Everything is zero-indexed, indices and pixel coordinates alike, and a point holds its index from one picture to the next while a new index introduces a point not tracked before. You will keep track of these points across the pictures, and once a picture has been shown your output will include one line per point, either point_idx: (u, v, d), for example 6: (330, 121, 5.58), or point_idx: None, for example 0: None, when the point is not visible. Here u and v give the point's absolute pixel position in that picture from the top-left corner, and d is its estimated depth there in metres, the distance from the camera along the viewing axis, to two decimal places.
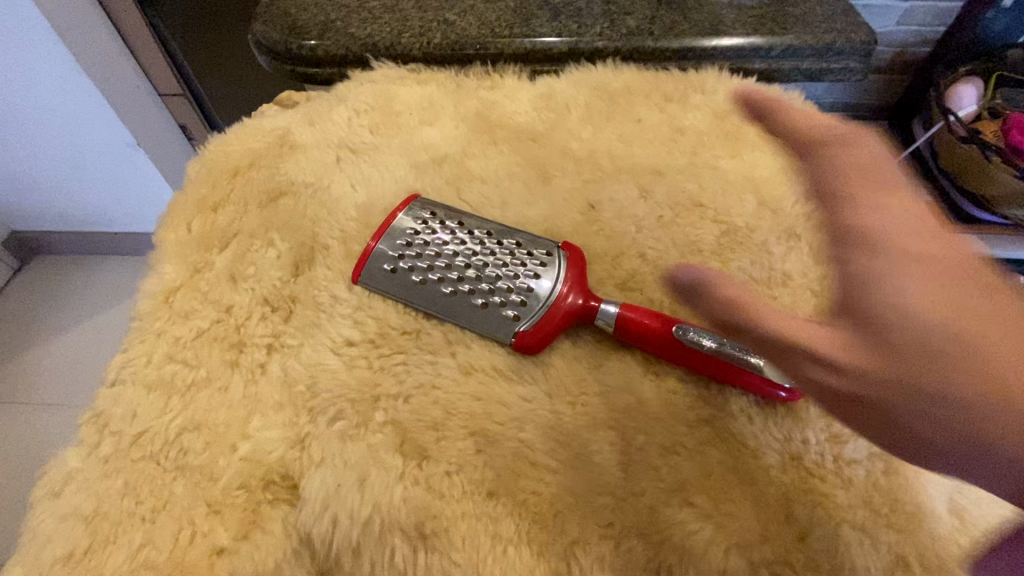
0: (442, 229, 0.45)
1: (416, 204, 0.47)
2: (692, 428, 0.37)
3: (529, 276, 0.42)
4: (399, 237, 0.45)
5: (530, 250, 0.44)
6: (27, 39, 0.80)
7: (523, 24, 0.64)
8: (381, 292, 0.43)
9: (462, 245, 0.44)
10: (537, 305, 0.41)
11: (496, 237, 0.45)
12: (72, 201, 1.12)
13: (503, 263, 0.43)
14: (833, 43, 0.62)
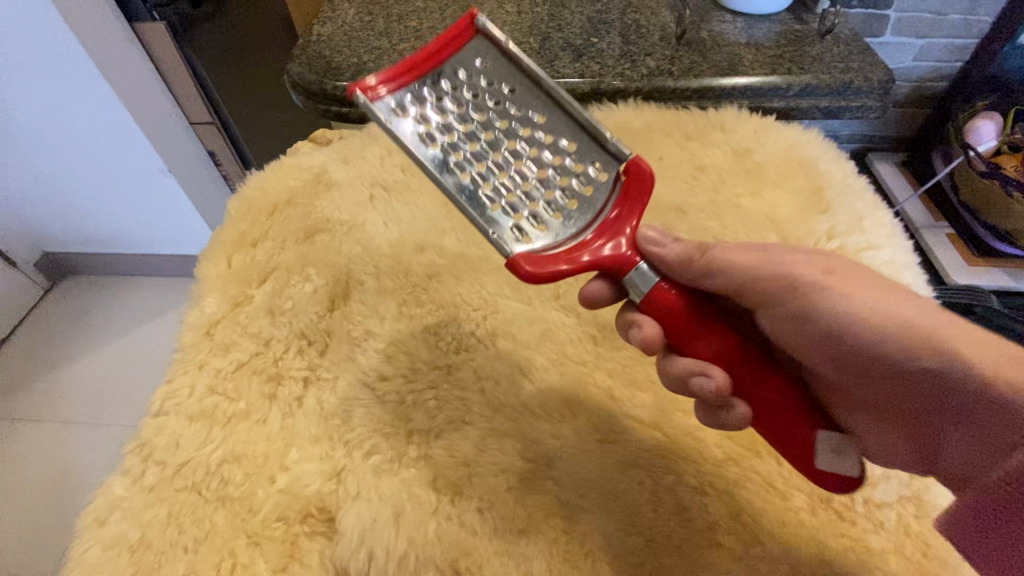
0: (453, 121, 0.36)
1: (378, 100, 0.33)
2: (720, 468, 0.37)
3: (536, 211, 0.35)
4: (449, 75, 0.36)
5: (502, 209, 0.34)
6: (70, 70, 0.84)
7: (546, 65, 0.67)
8: (503, 38, 0.35)
9: (474, 146, 0.36)
10: (600, 196, 0.36)
11: (463, 181, 0.34)
12: (105, 225, 1.16)
13: (514, 183, 0.35)
14: (850, 82, 0.63)
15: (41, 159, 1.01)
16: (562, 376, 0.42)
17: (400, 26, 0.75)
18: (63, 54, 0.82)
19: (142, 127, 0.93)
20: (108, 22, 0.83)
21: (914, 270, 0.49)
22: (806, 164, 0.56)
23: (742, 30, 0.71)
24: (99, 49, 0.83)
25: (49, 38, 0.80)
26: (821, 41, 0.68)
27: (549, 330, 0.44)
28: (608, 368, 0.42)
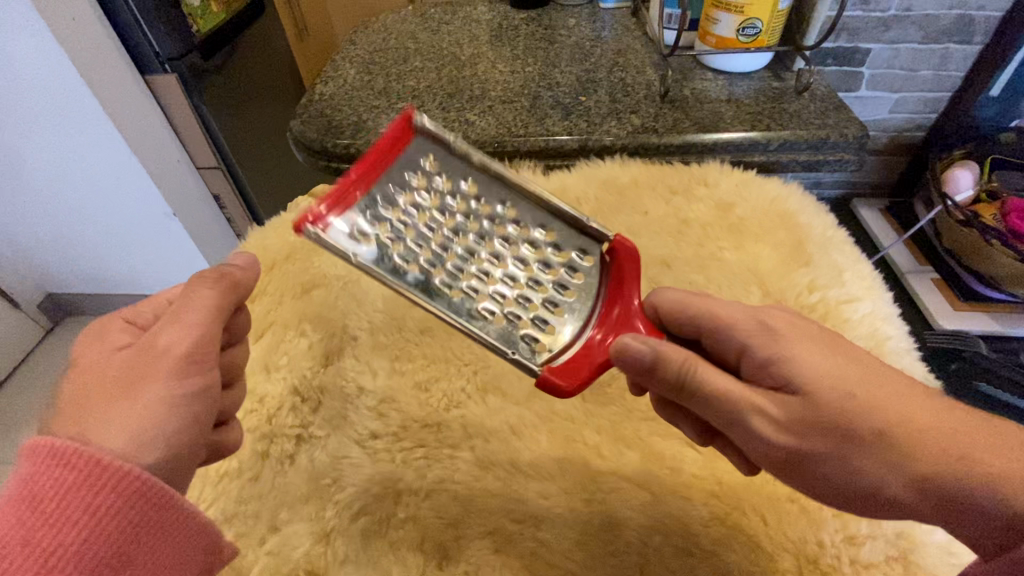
0: (438, 211, 0.35)
1: (414, 144, 0.35)
2: (707, 527, 0.37)
3: (533, 277, 0.36)
4: (392, 190, 0.34)
5: (536, 236, 0.36)
6: (82, 120, 0.88)
7: (536, 123, 0.70)
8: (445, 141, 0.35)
9: (444, 266, 0.35)
10: (592, 281, 0.36)
11: (502, 201, 0.36)
12: (108, 267, 1.19)
13: (520, 264, 0.36)
14: (827, 138, 0.67)
15: (51, 204, 1.05)
16: (550, 433, 0.42)
17: (398, 85, 0.79)
18: (76, 107, 0.86)
19: (150, 172, 0.96)
20: (122, 74, 0.87)
21: (895, 321, 0.52)
22: (786, 216, 0.58)
23: (723, 87, 0.74)
24: (111, 99, 0.87)
25: (58, 85, 0.84)
26: (799, 97, 0.72)
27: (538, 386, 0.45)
28: (597, 425, 0.43)
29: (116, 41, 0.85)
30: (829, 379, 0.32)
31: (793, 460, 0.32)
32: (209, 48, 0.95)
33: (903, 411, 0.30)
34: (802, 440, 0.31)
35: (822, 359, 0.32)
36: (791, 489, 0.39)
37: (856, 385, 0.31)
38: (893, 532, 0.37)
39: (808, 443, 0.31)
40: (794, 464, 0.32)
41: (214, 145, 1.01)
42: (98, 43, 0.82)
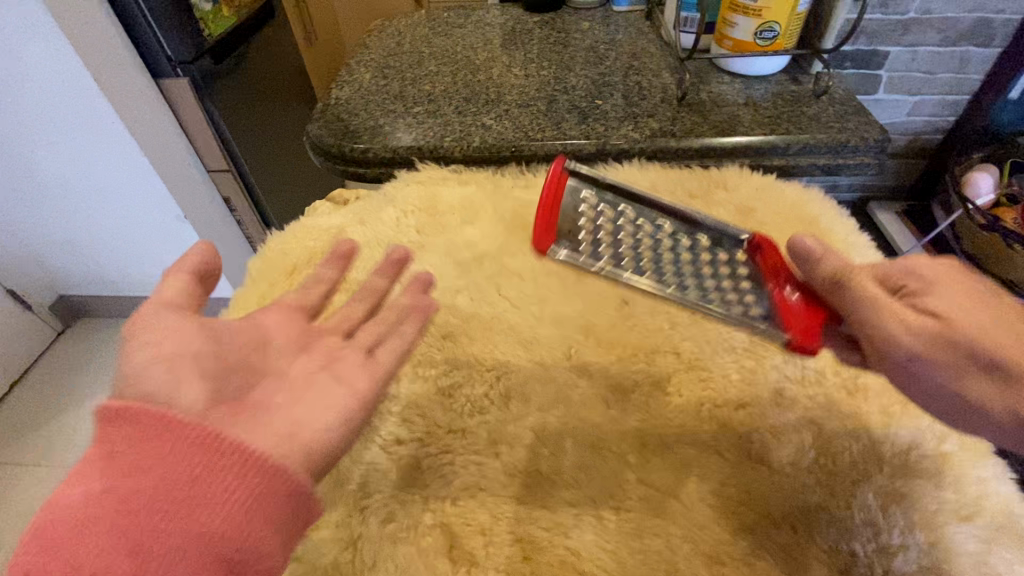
0: (618, 231, 0.40)
1: (571, 187, 0.40)
2: (736, 536, 0.37)
3: (722, 273, 0.40)
4: (579, 223, 0.39)
5: (702, 238, 0.41)
6: (93, 122, 0.89)
7: (553, 127, 0.70)
8: (596, 177, 0.40)
9: (654, 276, 0.38)
10: (750, 268, 0.41)
11: (657, 214, 0.41)
12: (119, 269, 1.20)
13: (693, 249, 0.41)
14: (847, 142, 0.66)
15: (63, 207, 1.06)
16: (575, 439, 0.42)
17: (414, 89, 0.79)
18: (88, 109, 0.87)
19: (159, 173, 0.96)
20: (133, 78, 0.88)
21: None
22: (807, 221, 0.58)
23: (740, 90, 0.74)
24: (122, 100, 0.87)
25: (72, 89, 0.84)
26: (817, 101, 0.71)
27: (561, 392, 0.45)
28: (622, 431, 0.43)
29: (128, 46, 0.85)
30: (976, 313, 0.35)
31: (911, 364, 0.35)
32: (219, 51, 0.95)
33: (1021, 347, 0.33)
34: (935, 349, 0.34)
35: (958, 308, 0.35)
36: (821, 497, 0.39)
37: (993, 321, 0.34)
38: (927, 542, 0.36)
39: (937, 354, 0.34)
40: (903, 366, 0.35)
41: (225, 149, 1.01)
42: (109, 45, 0.82)
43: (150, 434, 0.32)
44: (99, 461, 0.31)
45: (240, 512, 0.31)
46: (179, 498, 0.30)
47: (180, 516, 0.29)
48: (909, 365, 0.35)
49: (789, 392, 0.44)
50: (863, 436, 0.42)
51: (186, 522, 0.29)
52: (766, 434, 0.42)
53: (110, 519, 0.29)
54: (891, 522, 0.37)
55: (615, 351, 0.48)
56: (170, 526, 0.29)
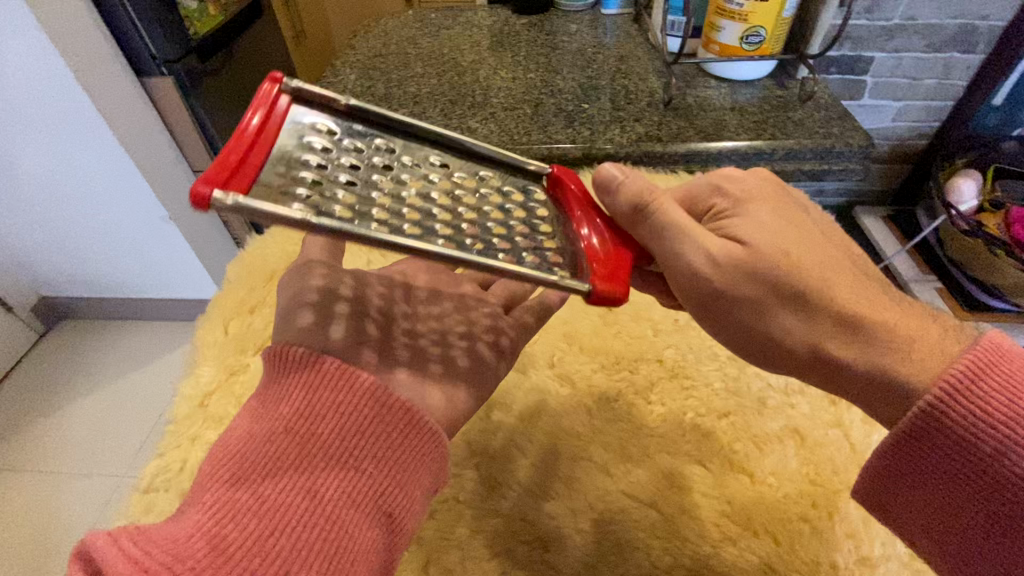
0: (358, 170, 0.31)
1: (290, 120, 0.29)
2: (717, 549, 0.37)
3: (489, 224, 0.34)
4: (297, 154, 0.28)
5: (464, 181, 0.34)
6: (76, 121, 0.86)
7: (539, 131, 0.70)
8: (326, 96, 0.30)
9: (414, 228, 0.30)
10: (542, 217, 0.36)
11: (416, 151, 0.33)
12: (101, 271, 1.17)
13: (468, 194, 0.34)
14: (832, 147, 0.66)
15: (42, 208, 1.03)
16: (556, 450, 0.41)
17: (398, 91, 0.78)
18: (70, 108, 0.85)
19: (144, 173, 0.94)
20: (116, 77, 0.86)
21: None
22: None
23: (726, 94, 0.74)
24: (104, 99, 0.85)
25: (54, 87, 0.82)
26: (803, 106, 0.71)
27: (542, 401, 0.44)
28: (604, 442, 0.42)
29: (112, 46, 0.84)
30: (778, 236, 0.34)
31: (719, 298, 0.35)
32: (205, 52, 0.94)
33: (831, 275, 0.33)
34: (734, 281, 0.34)
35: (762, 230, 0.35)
36: (803, 508, 0.38)
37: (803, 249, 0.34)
38: (908, 554, 0.36)
39: (737, 286, 0.34)
40: (711, 302, 0.35)
41: (213, 150, 1.00)
42: (92, 43, 0.81)
43: (325, 386, 0.34)
44: (275, 405, 0.34)
45: (399, 472, 0.33)
46: (351, 449, 0.32)
47: (344, 464, 0.32)
48: (722, 303, 0.35)
49: (772, 401, 0.44)
50: (845, 445, 0.41)
51: (354, 473, 0.32)
52: (748, 444, 0.42)
53: (293, 460, 0.31)
54: (872, 534, 0.37)
55: (598, 359, 0.47)
56: (342, 474, 0.32)
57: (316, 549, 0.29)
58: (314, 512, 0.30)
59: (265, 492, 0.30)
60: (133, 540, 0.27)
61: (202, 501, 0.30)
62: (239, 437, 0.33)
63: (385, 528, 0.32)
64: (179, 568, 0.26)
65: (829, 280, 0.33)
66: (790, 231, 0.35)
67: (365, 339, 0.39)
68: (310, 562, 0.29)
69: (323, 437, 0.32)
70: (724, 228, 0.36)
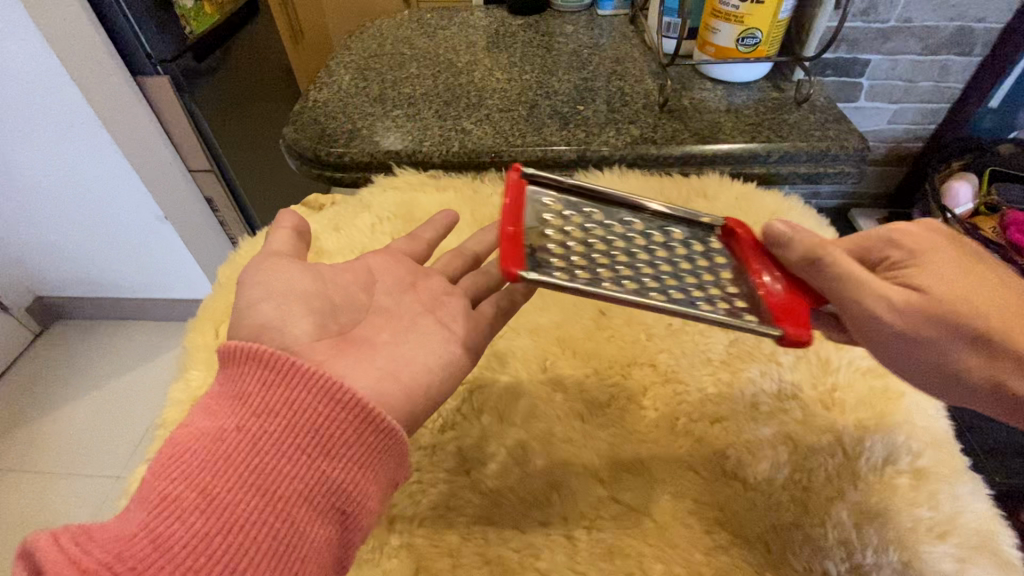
0: (583, 235, 0.38)
1: (530, 201, 0.38)
2: (709, 556, 0.37)
3: (694, 270, 0.39)
4: (539, 231, 0.36)
5: (671, 237, 0.40)
6: (71, 120, 0.86)
7: (534, 132, 0.69)
8: (550, 183, 0.39)
9: (636, 279, 0.36)
10: (725, 260, 0.40)
11: (618, 215, 0.40)
12: (96, 271, 1.17)
13: (670, 247, 0.40)
14: (827, 150, 0.66)
15: (38, 208, 1.03)
16: (547, 456, 0.41)
17: (393, 92, 0.78)
18: (65, 107, 0.84)
19: (140, 174, 0.94)
20: (111, 77, 0.85)
21: None
22: None
23: (722, 97, 0.74)
24: (99, 98, 0.84)
25: (49, 86, 0.82)
26: (798, 108, 0.71)
27: (534, 407, 0.44)
28: (595, 448, 0.42)
29: (109, 46, 0.83)
30: (953, 283, 0.36)
31: (894, 338, 0.36)
32: (201, 51, 0.93)
33: (1014, 323, 0.34)
34: (919, 325, 0.35)
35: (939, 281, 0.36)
36: (795, 515, 0.38)
37: (979, 295, 0.35)
38: (900, 561, 0.36)
39: (920, 327, 0.35)
40: (891, 343, 0.36)
41: (207, 151, 0.99)
42: (87, 42, 0.80)
43: (281, 381, 0.33)
44: (231, 402, 0.33)
45: (358, 470, 0.33)
46: (306, 447, 0.32)
47: (301, 459, 0.31)
48: (897, 343, 0.36)
49: (764, 406, 0.44)
50: (838, 451, 0.41)
51: (309, 471, 0.31)
52: (740, 450, 0.41)
53: (246, 454, 0.30)
54: (864, 541, 0.37)
55: (591, 363, 0.47)
56: (296, 470, 0.31)
57: (267, 549, 0.29)
58: (268, 513, 0.29)
59: (212, 489, 0.29)
60: (74, 542, 0.26)
61: (145, 499, 0.29)
62: (187, 431, 0.32)
63: (340, 524, 0.32)
64: (121, 570, 0.26)
65: (1008, 327, 0.34)
66: (971, 279, 0.36)
67: (354, 343, 0.39)
68: (260, 562, 0.28)
69: (276, 434, 0.31)
70: (901, 276, 0.38)
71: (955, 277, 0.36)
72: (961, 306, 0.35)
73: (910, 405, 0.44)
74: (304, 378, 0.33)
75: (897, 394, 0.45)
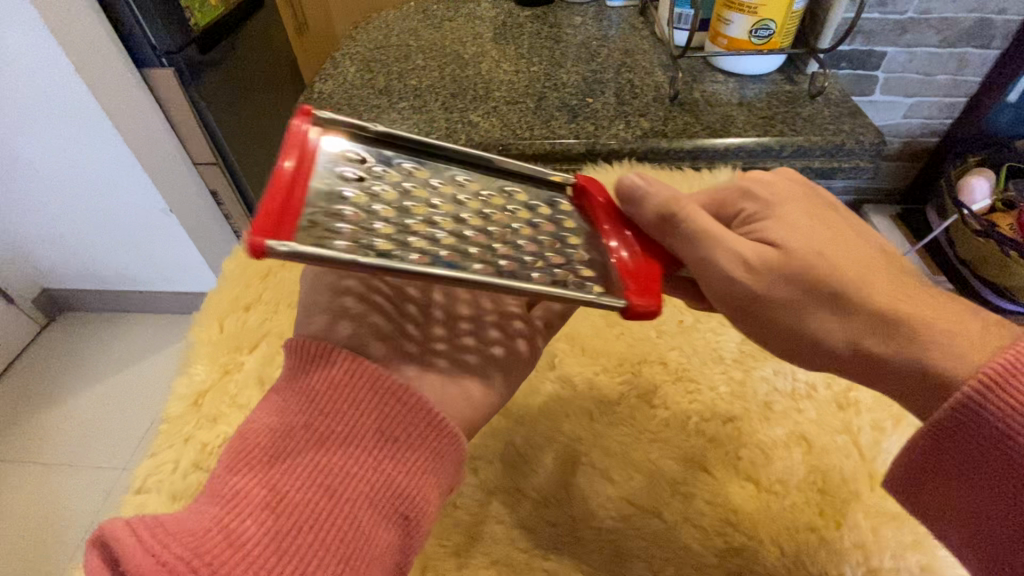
0: (394, 198, 0.30)
1: (321, 155, 0.29)
2: (721, 558, 0.36)
3: (535, 241, 0.33)
4: (332, 193, 0.28)
5: (503, 199, 0.33)
6: (76, 112, 0.85)
7: (543, 125, 0.68)
8: (356, 129, 0.30)
9: (452, 254, 0.30)
10: (575, 226, 0.34)
11: (443, 171, 0.33)
12: (102, 263, 1.16)
13: (505, 212, 0.33)
14: (843, 144, 0.65)
15: (44, 201, 1.03)
16: (555, 455, 0.40)
17: (400, 84, 0.77)
18: (70, 99, 0.84)
19: (145, 166, 0.93)
20: (116, 68, 0.84)
21: None
22: None
23: (734, 90, 0.72)
24: (104, 89, 0.83)
25: (54, 77, 0.81)
26: (813, 102, 0.70)
27: (542, 404, 0.43)
28: (605, 448, 0.41)
29: (115, 38, 0.83)
30: (813, 238, 0.32)
31: (756, 306, 0.33)
32: (206, 42, 0.92)
33: (872, 276, 0.31)
34: (774, 287, 0.32)
35: (789, 234, 0.33)
36: (810, 517, 0.37)
37: (833, 245, 0.32)
38: (918, 566, 0.35)
39: (780, 289, 0.32)
40: (759, 310, 0.34)
41: (212, 143, 0.98)
42: (91, 32, 0.79)
43: (348, 381, 0.33)
44: (298, 400, 0.33)
45: (420, 474, 0.32)
46: (371, 449, 0.31)
47: (364, 461, 0.31)
48: (764, 309, 0.33)
49: (778, 405, 0.43)
50: (854, 452, 0.40)
51: (373, 473, 0.31)
52: (753, 450, 0.41)
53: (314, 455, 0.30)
54: (881, 545, 0.36)
55: (600, 361, 0.46)
56: (361, 472, 0.31)
57: (333, 552, 0.28)
58: (333, 514, 0.29)
59: (282, 488, 0.29)
60: (151, 531, 0.27)
61: (219, 495, 0.29)
62: (255, 429, 0.32)
63: (403, 529, 0.31)
64: (196, 566, 0.26)
65: (865, 281, 0.31)
66: (824, 230, 0.33)
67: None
68: (326, 563, 0.28)
69: (342, 435, 0.31)
70: (756, 232, 0.34)
71: (808, 228, 0.33)
72: (817, 265, 0.31)
73: None
74: (367, 378, 0.33)
75: None
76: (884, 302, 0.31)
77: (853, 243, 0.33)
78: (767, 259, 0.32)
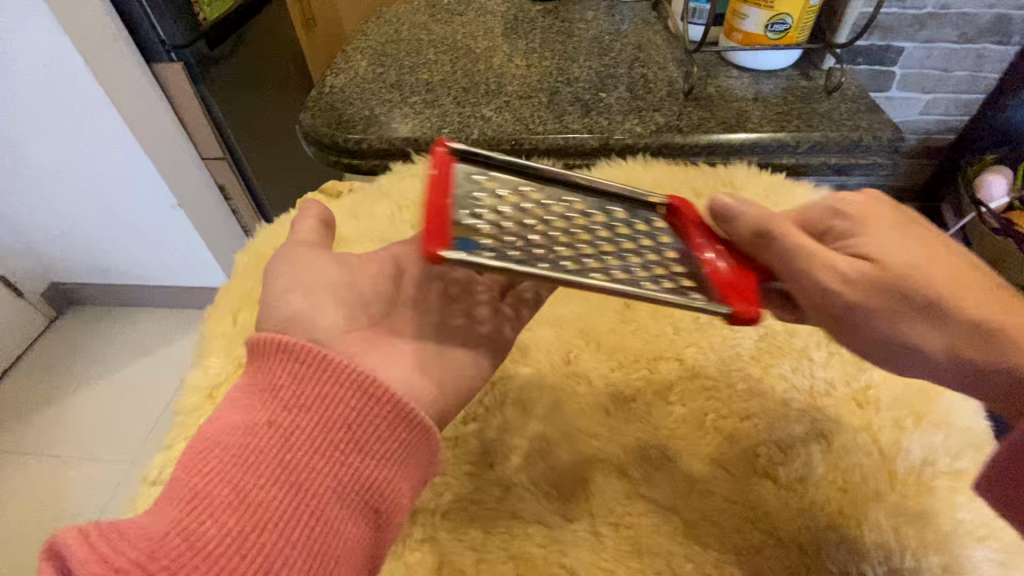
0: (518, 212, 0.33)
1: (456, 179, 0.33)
2: (740, 556, 0.35)
3: (642, 251, 0.35)
4: (468, 209, 0.32)
5: (609, 214, 0.36)
6: (84, 105, 0.85)
7: (555, 120, 0.68)
8: (482, 155, 0.34)
9: (575, 261, 0.32)
10: (674, 240, 0.37)
11: (555, 190, 0.36)
12: (110, 257, 1.17)
13: (613, 225, 0.35)
14: (860, 140, 0.64)
15: (54, 194, 1.03)
16: (572, 451, 0.40)
17: (411, 78, 0.77)
18: (79, 92, 0.83)
19: (153, 160, 0.93)
20: (125, 62, 0.84)
21: None
22: None
23: (749, 85, 0.71)
24: (112, 82, 0.83)
25: (63, 71, 0.81)
26: (828, 98, 0.69)
27: (558, 400, 0.43)
28: (622, 444, 0.40)
29: (123, 32, 0.82)
30: (906, 250, 0.34)
31: (850, 314, 0.34)
32: (215, 36, 0.92)
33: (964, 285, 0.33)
34: (872, 296, 0.33)
35: (883, 246, 0.34)
36: (830, 516, 0.37)
37: (924, 257, 0.33)
38: (939, 566, 0.35)
39: (875, 299, 0.33)
40: (851, 321, 0.34)
41: (222, 137, 0.98)
42: (99, 25, 0.79)
43: (313, 374, 0.32)
44: (261, 394, 0.32)
45: (390, 468, 0.32)
46: (337, 444, 0.31)
47: (331, 457, 0.30)
48: (858, 320, 0.34)
49: (797, 403, 0.42)
50: (873, 450, 0.40)
51: (341, 469, 0.31)
52: (771, 447, 0.40)
53: (277, 452, 0.30)
54: (902, 544, 0.35)
55: (616, 357, 0.46)
56: (328, 468, 0.30)
57: (301, 550, 0.28)
58: (300, 511, 0.29)
59: (244, 486, 0.29)
60: (106, 537, 0.26)
61: (178, 495, 0.29)
62: (219, 424, 0.31)
63: (372, 522, 0.31)
64: (155, 569, 0.26)
65: (960, 291, 0.32)
66: (914, 243, 0.34)
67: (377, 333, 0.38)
68: (293, 561, 0.28)
69: (307, 431, 0.31)
70: (846, 246, 0.35)
71: (899, 241, 0.34)
72: (913, 275, 0.32)
73: (948, 403, 0.43)
74: (331, 372, 0.32)
75: (936, 392, 0.43)
76: (946, 303, 0.32)
77: (944, 255, 0.34)
78: (864, 269, 0.33)
